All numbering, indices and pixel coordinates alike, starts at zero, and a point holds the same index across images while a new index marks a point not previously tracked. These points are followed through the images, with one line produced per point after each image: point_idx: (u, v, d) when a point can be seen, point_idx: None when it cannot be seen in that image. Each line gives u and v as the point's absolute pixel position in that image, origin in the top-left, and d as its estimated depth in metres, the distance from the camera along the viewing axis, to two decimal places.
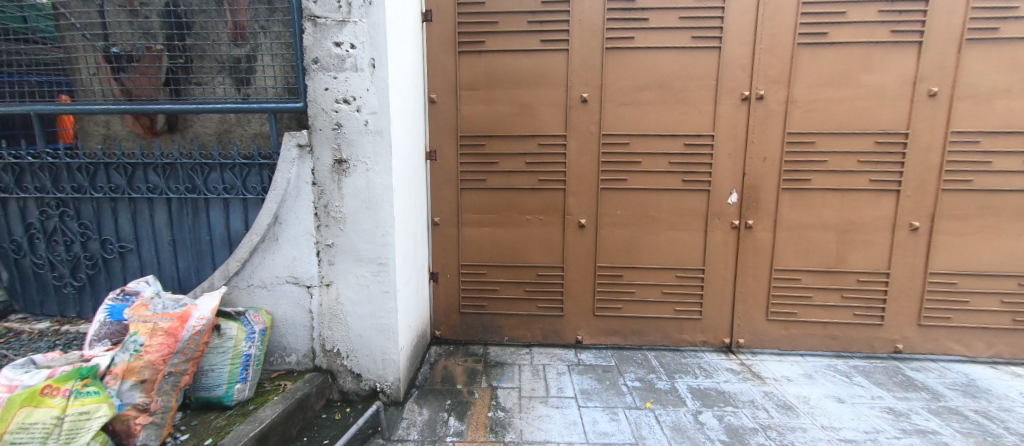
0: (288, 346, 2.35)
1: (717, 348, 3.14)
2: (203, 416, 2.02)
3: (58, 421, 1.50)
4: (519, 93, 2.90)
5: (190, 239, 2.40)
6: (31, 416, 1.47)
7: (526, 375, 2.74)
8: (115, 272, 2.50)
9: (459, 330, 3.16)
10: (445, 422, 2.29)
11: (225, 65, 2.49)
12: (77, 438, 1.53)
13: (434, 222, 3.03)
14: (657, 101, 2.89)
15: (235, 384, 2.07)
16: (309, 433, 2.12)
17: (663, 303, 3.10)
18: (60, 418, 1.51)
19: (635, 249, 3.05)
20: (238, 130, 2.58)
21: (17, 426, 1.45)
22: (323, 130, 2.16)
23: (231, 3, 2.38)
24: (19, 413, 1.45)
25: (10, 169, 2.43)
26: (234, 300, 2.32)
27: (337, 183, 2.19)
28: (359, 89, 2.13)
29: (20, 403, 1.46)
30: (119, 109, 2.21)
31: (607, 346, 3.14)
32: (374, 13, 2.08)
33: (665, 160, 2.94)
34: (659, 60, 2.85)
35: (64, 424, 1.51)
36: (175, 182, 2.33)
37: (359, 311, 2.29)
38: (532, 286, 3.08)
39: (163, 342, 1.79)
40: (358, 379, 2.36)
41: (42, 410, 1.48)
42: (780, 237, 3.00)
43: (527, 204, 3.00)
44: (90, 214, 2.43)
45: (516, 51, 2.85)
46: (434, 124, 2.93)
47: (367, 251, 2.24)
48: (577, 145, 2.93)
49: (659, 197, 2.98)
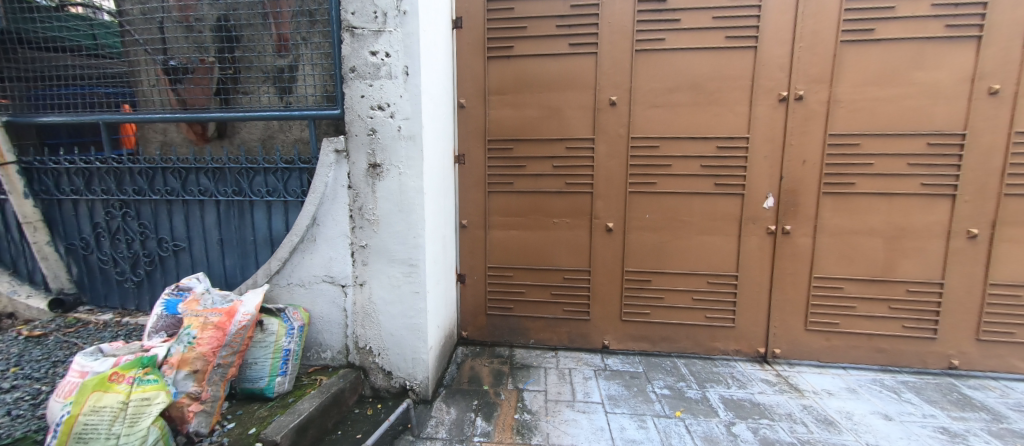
0: (323, 342, 2.46)
1: (751, 357, 3.03)
2: (247, 406, 2.14)
3: (124, 406, 1.63)
4: (547, 97, 2.91)
5: (236, 239, 2.55)
6: (101, 399, 1.61)
7: (552, 379, 2.74)
8: (169, 268, 2.69)
9: (486, 332, 3.19)
10: (472, 422, 2.32)
11: (270, 75, 2.64)
12: (139, 421, 1.65)
13: (462, 224, 3.08)
14: (688, 102, 2.83)
15: (276, 377, 2.18)
16: (343, 427, 2.20)
17: (694, 309, 3.02)
18: (125, 403, 1.63)
19: (664, 254, 2.99)
20: (280, 137, 2.75)
21: (90, 408, 1.59)
22: (359, 136, 2.25)
23: (276, 16, 2.51)
24: (91, 397, 1.60)
25: (80, 174, 2.66)
26: (275, 297, 2.45)
27: (372, 187, 2.27)
28: (392, 96, 2.20)
29: (92, 388, 1.61)
30: (175, 118, 2.38)
31: (635, 352, 3.09)
32: (408, 22, 2.15)
33: (697, 163, 2.87)
34: (691, 61, 2.79)
35: (129, 409, 1.63)
36: (223, 185, 2.49)
37: (391, 310, 2.36)
38: (559, 290, 3.08)
39: (212, 336, 1.94)
40: (389, 376, 2.43)
41: (110, 395, 1.62)
42: (821, 243, 2.86)
43: (554, 207, 3.01)
44: (148, 215, 2.63)
45: (545, 55, 2.87)
46: (463, 129, 2.99)
47: (399, 252, 2.31)
48: (605, 148, 2.91)
49: (691, 201, 2.92)
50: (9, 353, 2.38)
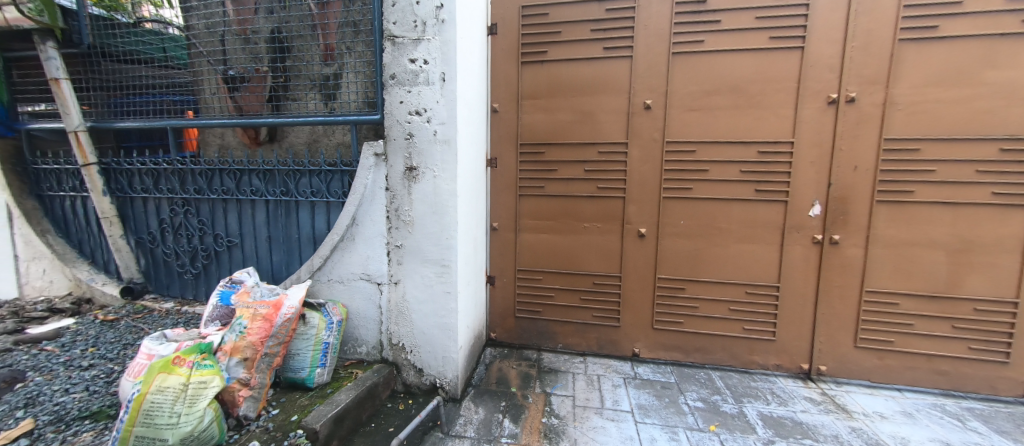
0: (359, 337, 2.57)
1: (792, 373, 2.87)
2: (290, 395, 2.27)
3: (185, 387, 1.77)
4: (580, 101, 2.91)
5: (283, 236, 2.71)
6: (166, 380, 1.73)
7: (580, 385, 2.72)
8: (224, 262, 2.89)
9: (514, 334, 3.21)
10: (500, 423, 2.35)
11: (316, 83, 2.77)
12: (197, 402, 1.78)
13: (493, 227, 3.12)
14: (728, 106, 2.74)
15: (316, 368, 2.30)
16: (377, 420, 2.29)
17: (730, 320, 2.91)
18: (186, 385, 1.77)
19: (700, 262, 2.90)
20: (324, 141, 2.91)
21: (156, 388, 1.71)
22: (397, 140, 2.34)
23: (324, 27, 2.65)
24: (158, 377, 1.71)
25: (150, 174, 2.92)
26: (317, 292, 2.59)
27: (408, 189, 2.36)
28: (430, 101, 2.28)
29: (159, 369, 1.72)
30: (232, 123, 2.58)
31: (667, 362, 3.01)
32: (445, 30, 2.23)
33: (736, 168, 2.77)
34: (731, 63, 2.70)
35: (189, 389, 1.77)
36: (273, 186, 2.67)
37: (424, 309, 2.43)
38: (588, 295, 3.05)
39: (261, 326, 2.08)
40: (420, 373, 2.50)
41: (174, 377, 1.75)
42: (874, 255, 2.68)
43: (585, 211, 2.99)
44: (207, 212, 2.85)
45: (578, 59, 2.87)
46: (496, 132, 3.03)
47: (432, 253, 2.38)
48: (639, 152, 2.87)
49: (729, 208, 2.82)
50: (88, 335, 2.66)
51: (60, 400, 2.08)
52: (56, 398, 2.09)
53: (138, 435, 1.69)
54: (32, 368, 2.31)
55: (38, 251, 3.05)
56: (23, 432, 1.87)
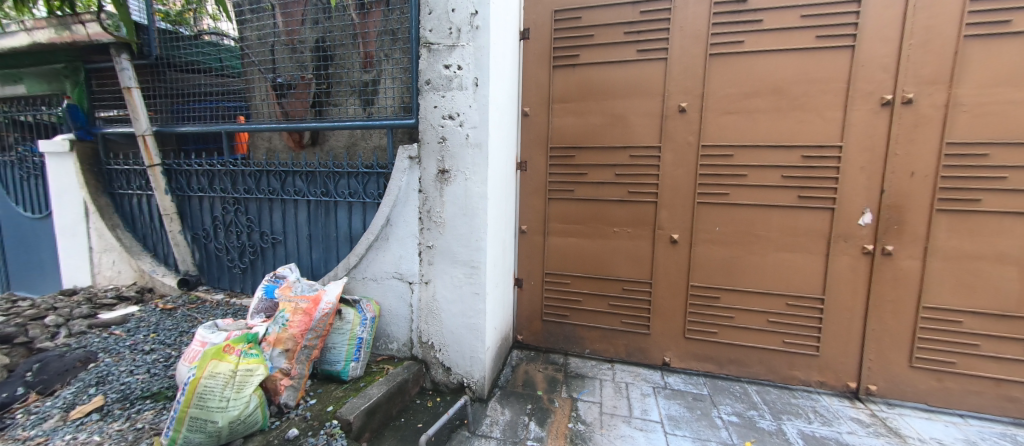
0: (391, 334, 2.65)
1: (837, 391, 2.71)
2: (326, 386, 2.38)
3: (234, 373, 1.88)
4: (612, 104, 2.88)
5: (322, 234, 2.85)
6: (217, 366, 1.85)
7: (608, 392, 2.68)
8: (268, 257, 3.07)
9: (541, 337, 3.20)
10: (526, 426, 2.35)
11: (355, 89, 2.90)
12: (245, 388, 1.90)
13: (522, 230, 3.14)
14: (769, 108, 2.63)
15: (350, 362, 2.40)
16: (406, 415, 2.36)
17: (769, 332, 2.78)
18: (234, 371, 1.89)
19: (736, 270, 2.79)
20: (362, 144, 3.03)
21: (209, 374, 1.83)
22: (430, 144, 2.41)
23: (364, 35, 2.76)
24: (211, 363, 1.84)
25: (205, 175, 3.15)
26: (352, 289, 2.70)
27: (440, 191, 2.42)
28: (462, 106, 2.33)
29: (211, 356, 1.85)
30: (279, 127, 2.75)
31: (699, 373, 2.92)
32: (479, 36, 2.28)
33: (777, 173, 2.65)
34: (774, 64, 2.59)
35: (237, 376, 1.89)
36: (314, 187, 2.81)
37: (453, 309, 2.48)
38: (617, 301, 3.01)
39: (302, 319, 2.20)
40: (448, 372, 2.55)
41: (225, 363, 1.87)
42: (931, 268, 2.49)
43: (616, 216, 2.95)
44: (254, 211, 3.04)
45: (611, 62, 2.85)
46: (527, 136, 3.05)
47: (462, 254, 2.43)
48: (672, 156, 2.80)
49: (769, 214, 2.70)
50: (150, 322, 2.90)
51: (126, 380, 2.28)
52: (122, 378, 2.30)
53: (192, 417, 1.81)
54: (102, 350, 2.55)
55: (109, 244, 3.38)
56: (95, 407, 2.08)
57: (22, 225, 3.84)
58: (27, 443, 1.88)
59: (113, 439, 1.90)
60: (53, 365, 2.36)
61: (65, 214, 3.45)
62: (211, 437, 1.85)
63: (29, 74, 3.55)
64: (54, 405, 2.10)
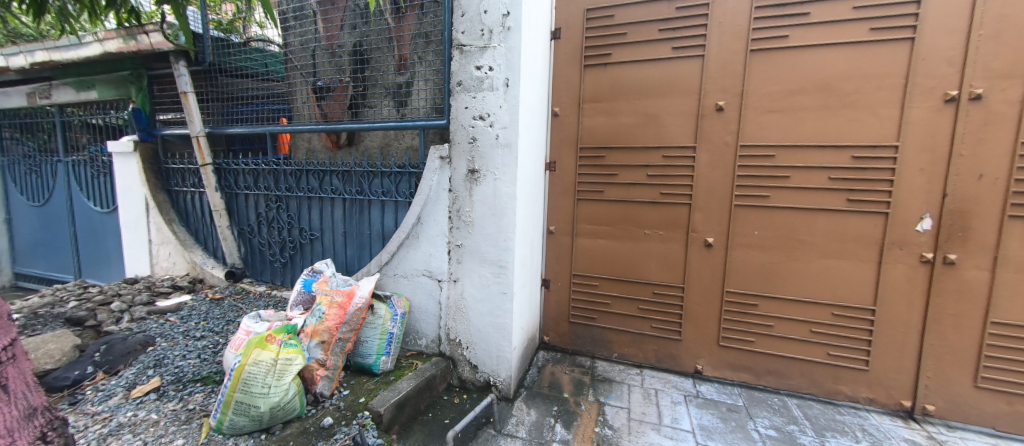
0: (420, 330, 2.71)
1: (888, 410, 2.52)
2: (358, 378, 2.47)
3: (274, 361, 1.98)
4: (645, 104, 2.81)
5: (356, 231, 2.96)
6: (260, 355, 1.95)
7: (637, 397, 2.63)
8: (306, 253, 3.22)
9: (568, 339, 3.17)
10: (552, 428, 2.34)
11: (390, 91, 2.99)
12: (284, 376, 2.00)
13: (550, 230, 3.12)
14: (816, 106, 2.48)
15: (382, 356, 2.47)
16: (434, 410, 2.40)
17: (811, 343, 2.62)
18: (275, 359, 1.98)
19: (777, 277, 2.66)
20: (395, 144, 3.12)
21: (252, 361, 1.94)
22: (461, 144, 2.45)
23: (399, 39, 2.83)
24: (254, 352, 1.95)
25: (252, 173, 3.34)
26: (384, 285, 2.79)
27: (469, 191, 2.45)
28: (493, 106, 2.35)
29: (254, 345, 1.96)
30: (318, 129, 2.86)
31: (734, 382, 2.80)
32: (511, 37, 2.28)
33: (823, 175, 2.50)
34: (822, 59, 2.45)
35: (278, 364, 1.99)
36: (350, 186, 2.92)
37: (480, 307, 2.51)
38: (648, 305, 2.93)
39: (337, 313, 2.30)
40: (474, 370, 2.58)
41: (266, 352, 1.97)
42: (1001, 280, 2.27)
43: (647, 218, 2.88)
44: (294, 208, 3.19)
45: (644, 60, 2.78)
46: (556, 136, 3.03)
47: (490, 253, 2.45)
48: (708, 156, 2.70)
49: (814, 219, 2.55)
50: (201, 310, 3.11)
51: (179, 364, 2.46)
52: (176, 361, 2.48)
53: (237, 401, 1.93)
54: (159, 336, 2.76)
55: (166, 237, 3.65)
56: (153, 388, 2.26)
57: (93, 219, 4.23)
58: (95, 417, 2.06)
59: (168, 418, 2.06)
60: (117, 347, 2.56)
61: (129, 209, 3.77)
62: (254, 421, 1.96)
63: (101, 81, 3.89)
64: (117, 384, 2.30)
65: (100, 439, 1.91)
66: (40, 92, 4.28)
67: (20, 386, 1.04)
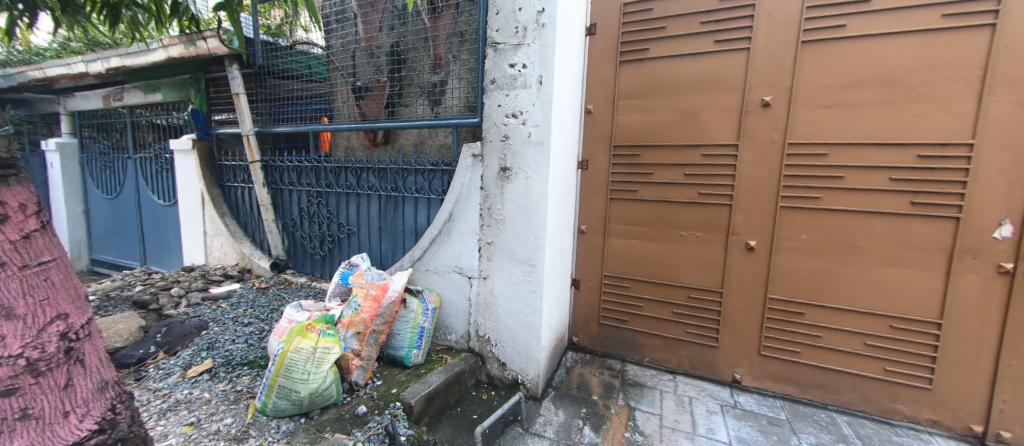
0: (450, 326, 2.76)
1: (955, 434, 2.29)
2: (390, 370, 2.54)
3: (314, 349, 2.07)
4: (684, 100, 2.71)
5: (390, 227, 3.05)
6: (301, 342, 2.06)
7: (669, 404, 2.54)
8: (344, 247, 3.36)
9: (598, 341, 3.11)
10: (580, 430, 2.31)
11: (425, 90, 3.07)
12: (323, 364, 2.09)
13: (581, 229, 3.07)
14: (876, 100, 2.29)
15: (413, 349, 2.54)
16: (462, 405, 2.43)
17: (865, 357, 2.43)
18: (314, 347, 2.08)
19: (826, 284, 2.48)
20: (429, 142, 3.20)
21: (294, 348, 2.04)
22: (493, 142, 2.46)
23: (434, 38, 2.88)
24: (295, 340, 2.05)
25: (295, 170, 3.51)
26: (416, 280, 2.86)
27: (501, 189, 2.46)
28: (526, 104, 2.34)
29: (296, 333, 2.07)
30: (355, 127, 2.96)
31: (776, 395, 2.64)
32: (545, 34, 2.26)
33: (883, 175, 2.30)
34: (884, 50, 2.25)
35: (317, 352, 2.08)
36: (385, 182, 3.02)
37: (510, 305, 2.51)
38: (682, 309, 2.83)
39: (371, 305, 2.38)
40: (503, 367, 2.59)
41: (307, 340, 2.07)
42: None
43: (683, 219, 2.77)
44: (334, 204, 3.34)
45: (684, 54, 2.68)
46: (590, 134, 2.97)
47: (521, 252, 2.44)
48: (751, 155, 2.56)
49: (871, 223, 2.35)
50: (248, 298, 3.32)
51: (229, 347, 2.64)
52: (226, 345, 2.66)
53: (280, 385, 2.03)
54: (212, 320, 2.97)
55: (219, 229, 3.93)
56: (205, 369, 2.43)
57: (157, 211, 4.61)
58: (156, 393, 2.25)
59: (219, 398, 2.21)
60: (176, 330, 2.78)
61: (188, 202, 4.08)
62: (295, 405, 2.06)
63: (166, 84, 4.25)
64: (175, 364, 2.49)
65: (160, 413, 2.09)
66: (115, 95, 4.76)
67: (96, 360, 1.13)
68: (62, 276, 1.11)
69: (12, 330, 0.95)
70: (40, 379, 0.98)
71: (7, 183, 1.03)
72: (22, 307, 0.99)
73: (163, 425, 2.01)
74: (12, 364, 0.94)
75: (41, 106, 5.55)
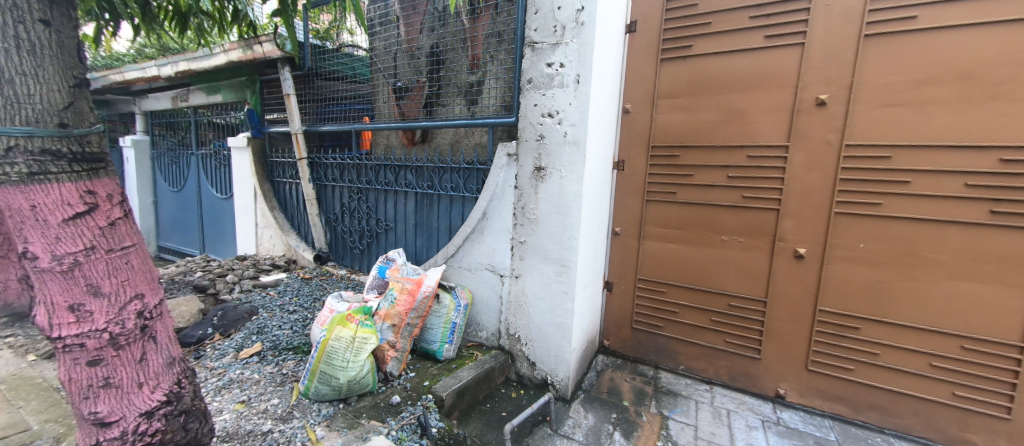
0: (481, 323, 2.80)
1: None
2: (423, 363, 2.61)
3: (354, 338, 2.17)
4: (729, 99, 2.58)
5: (426, 224, 3.13)
6: (341, 331, 2.15)
7: (706, 416, 2.44)
8: (382, 242, 3.49)
9: (630, 345, 3.04)
10: (610, 435, 2.27)
11: (463, 90, 3.16)
12: (361, 353, 2.18)
13: (615, 231, 3.00)
14: (950, 98, 2.07)
15: (445, 343, 2.59)
16: (492, 401, 2.46)
17: (929, 379, 2.22)
18: (354, 337, 2.17)
19: (886, 298, 2.28)
20: (465, 141, 3.25)
21: (336, 337, 2.15)
22: (529, 141, 2.45)
23: (472, 39, 2.93)
24: (336, 329, 2.15)
25: (338, 167, 3.66)
26: (450, 276, 2.92)
27: (535, 188, 2.45)
28: (563, 103, 2.31)
29: (337, 322, 2.16)
30: (395, 127, 3.04)
31: (824, 413, 2.47)
32: (584, 33, 2.23)
33: (957, 180, 2.08)
34: (962, 42, 2.03)
35: (355, 341, 2.17)
36: (422, 180, 3.10)
37: (541, 305, 2.50)
38: (721, 317, 2.71)
39: (407, 299, 2.46)
40: (533, 366, 2.58)
41: (346, 329, 2.16)
42: None
43: (725, 223, 2.65)
44: (373, 200, 3.47)
45: (730, 51, 2.54)
46: (627, 134, 2.90)
47: (554, 252, 2.42)
48: (803, 157, 2.40)
49: (941, 232, 2.14)
50: (294, 287, 3.53)
51: (276, 333, 2.81)
52: (274, 330, 2.83)
53: (322, 371, 2.14)
54: (261, 307, 3.18)
55: (269, 221, 4.20)
56: (255, 351, 2.61)
57: (216, 204, 4.98)
58: (213, 371, 2.45)
59: (267, 379, 2.36)
60: (230, 314, 3.00)
61: (243, 196, 4.38)
62: (335, 390, 2.17)
63: (226, 86, 4.58)
64: (229, 345, 2.69)
65: (216, 390, 2.27)
66: (182, 96, 5.18)
67: (165, 337, 1.37)
68: (140, 259, 1.32)
69: (99, 307, 1.19)
70: (121, 352, 1.23)
71: (97, 176, 1.24)
72: (108, 286, 1.21)
73: (219, 401, 2.18)
74: (99, 337, 1.19)
75: (119, 106, 6.14)
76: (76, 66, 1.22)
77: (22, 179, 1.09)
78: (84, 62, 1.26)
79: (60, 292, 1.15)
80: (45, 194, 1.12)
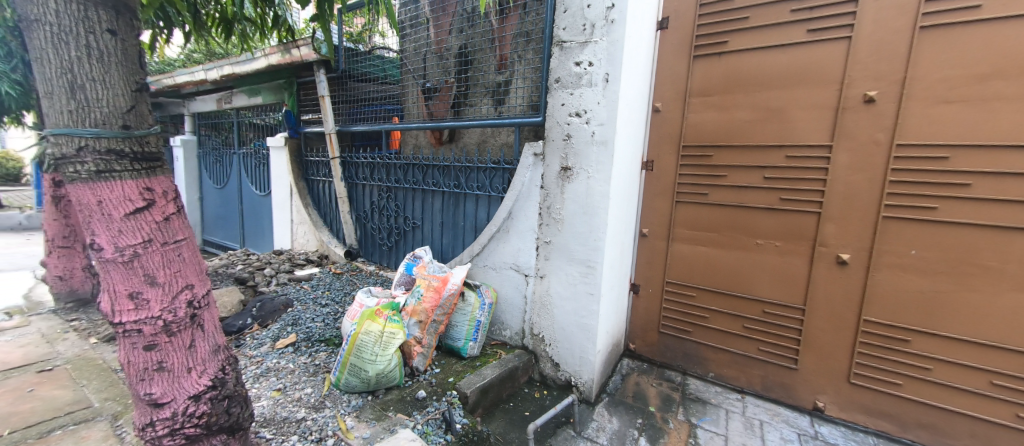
0: (505, 322, 2.81)
1: None
2: (448, 359, 2.64)
3: (382, 333, 2.22)
4: (767, 96, 2.46)
5: (452, 222, 3.17)
6: (370, 326, 2.20)
7: (737, 426, 2.35)
8: (409, 240, 3.56)
9: (657, 350, 2.96)
10: (636, 440, 2.23)
11: (490, 89, 3.20)
12: (389, 348, 2.23)
13: (643, 233, 2.93)
14: (1018, 93, 1.89)
15: (469, 341, 2.62)
16: (515, 400, 2.46)
17: (989, 399, 2.04)
18: (382, 331, 2.22)
19: (939, 309, 2.12)
20: (491, 141, 3.28)
21: (365, 331, 2.20)
22: (556, 141, 2.43)
23: (500, 39, 2.93)
24: (365, 324, 2.19)
25: (370, 166, 3.77)
26: (474, 274, 2.94)
27: (561, 188, 2.43)
28: (591, 103, 2.28)
29: (367, 317, 2.21)
30: (425, 126, 3.09)
31: (867, 430, 2.33)
32: (614, 31, 2.19)
33: None
34: None
35: (384, 336, 2.22)
36: (448, 179, 3.14)
37: (566, 306, 2.48)
38: (755, 324, 2.59)
39: (433, 296, 2.48)
40: (557, 367, 2.57)
41: (375, 324, 2.20)
42: None
43: (760, 226, 2.53)
44: (402, 199, 3.55)
45: (769, 46, 2.43)
46: (657, 133, 2.82)
47: (579, 252, 2.40)
48: (848, 157, 2.26)
49: (1005, 240, 1.96)
50: (326, 281, 3.67)
51: (309, 325, 2.92)
52: (308, 322, 2.95)
53: (352, 364, 2.21)
54: (296, 299, 3.32)
55: (304, 218, 4.37)
56: (290, 342, 2.72)
57: (256, 200, 5.23)
58: (252, 359, 2.58)
59: (300, 369, 2.46)
60: (268, 305, 3.15)
61: (280, 193, 4.58)
62: (364, 383, 2.23)
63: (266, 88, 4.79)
64: (266, 335, 2.83)
65: (255, 377, 2.39)
66: (226, 98, 5.46)
67: (212, 326, 1.45)
68: (191, 251, 1.40)
69: (155, 295, 1.27)
70: (173, 338, 1.31)
71: (155, 174, 1.33)
72: (162, 276, 1.29)
73: (257, 388, 2.30)
74: (154, 324, 1.27)
75: (171, 108, 6.55)
76: (137, 72, 1.30)
77: (91, 176, 1.19)
78: (144, 69, 1.35)
79: (121, 280, 1.24)
80: (110, 191, 1.22)
